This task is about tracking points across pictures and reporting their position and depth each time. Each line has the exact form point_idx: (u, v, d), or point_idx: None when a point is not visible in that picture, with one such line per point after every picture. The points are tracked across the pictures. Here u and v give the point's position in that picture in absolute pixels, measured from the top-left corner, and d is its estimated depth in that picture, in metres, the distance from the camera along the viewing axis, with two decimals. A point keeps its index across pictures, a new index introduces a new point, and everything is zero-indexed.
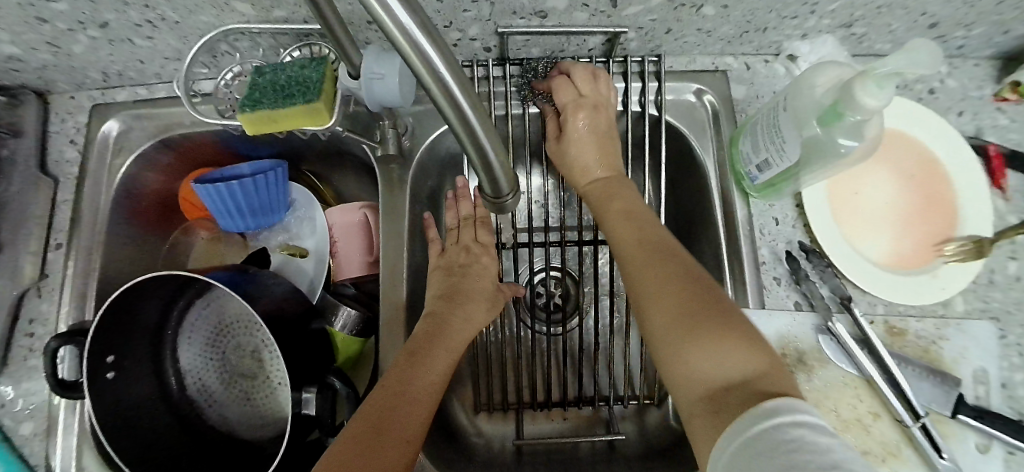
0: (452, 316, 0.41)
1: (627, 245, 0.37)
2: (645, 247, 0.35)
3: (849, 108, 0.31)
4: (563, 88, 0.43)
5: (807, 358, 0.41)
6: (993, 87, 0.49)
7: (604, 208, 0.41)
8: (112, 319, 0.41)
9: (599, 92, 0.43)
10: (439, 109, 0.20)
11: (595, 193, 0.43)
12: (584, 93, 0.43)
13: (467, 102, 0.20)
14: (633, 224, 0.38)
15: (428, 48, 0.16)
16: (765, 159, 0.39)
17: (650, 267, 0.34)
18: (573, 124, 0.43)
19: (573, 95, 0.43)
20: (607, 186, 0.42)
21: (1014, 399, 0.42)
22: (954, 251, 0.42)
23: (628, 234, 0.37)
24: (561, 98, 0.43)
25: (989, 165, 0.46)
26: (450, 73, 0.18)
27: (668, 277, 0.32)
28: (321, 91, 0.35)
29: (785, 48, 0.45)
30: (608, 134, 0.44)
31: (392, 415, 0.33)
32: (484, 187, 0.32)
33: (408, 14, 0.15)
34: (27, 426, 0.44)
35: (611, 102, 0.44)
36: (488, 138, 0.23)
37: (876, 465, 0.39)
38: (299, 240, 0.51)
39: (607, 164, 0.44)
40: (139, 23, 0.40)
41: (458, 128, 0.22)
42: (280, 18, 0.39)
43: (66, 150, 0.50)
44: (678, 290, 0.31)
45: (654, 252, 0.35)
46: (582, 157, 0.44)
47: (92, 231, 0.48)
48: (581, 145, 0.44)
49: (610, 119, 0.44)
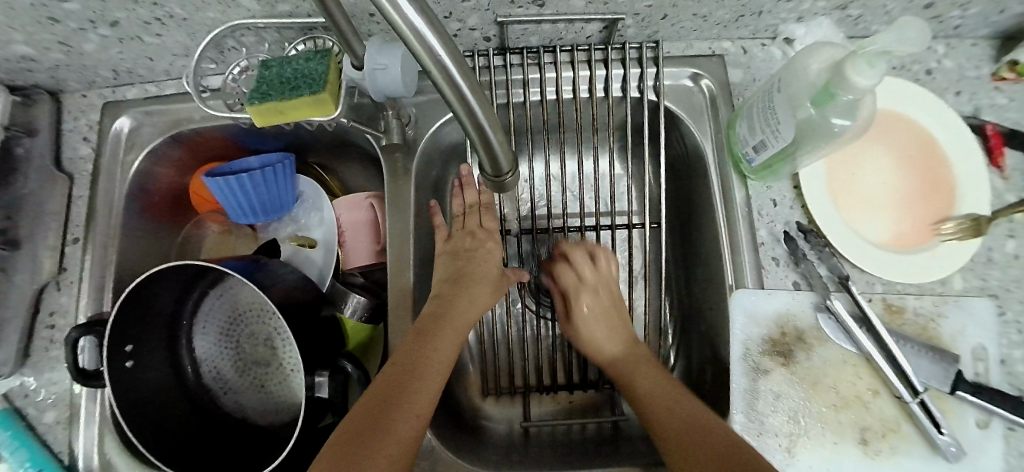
0: (459, 297, 0.42)
1: (667, 424, 0.35)
2: (678, 423, 0.34)
3: (842, 88, 0.31)
4: (564, 270, 0.48)
5: (806, 336, 0.42)
6: (991, 66, 0.49)
7: (630, 382, 0.41)
8: (130, 308, 0.42)
9: (601, 275, 0.47)
10: (443, 95, 0.21)
11: (617, 372, 0.42)
12: (586, 277, 0.47)
13: (468, 89, 0.21)
14: (662, 392, 0.38)
15: (434, 42, 0.18)
16: (761, 141, 0.39)
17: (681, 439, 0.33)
18: (579, 308, 0.46)
19: (575, 277, 0.47)
20: (631, 364, 0.42)
21: (1013, 376, 0.43)
22: (952, 229, 0.42)
23: (660, 416, 0.36)
24: (563, 281, 0.48)
25: (987, 143, 0.46)
26: (451, 59, 0.19)
27: (702, 447, 0.31)
28: (326, 83, 0.36)
29: (781, 31, 0.46)
30: (618, 317, 0.46)
31: (401, 391, 0.34)
32: (484, 167, 0.33)
33: (419, 16, 0.17)
34: (49, 415, 0.46)
35: (616, 287, 0.47)
36: (488, 121, 0.25)
37: (875, 441, 0.40)
38: (307, 231, 0.53)
39: (620, 337, 0.44)
40: (147, 21, 0.41)
41: (461, 111, 0.23)
42: (284, 12, 0.40)
43: (80, 147, 0.51)
44: (712, 455, 0.30)
45: (689, 427, 0.34)
46: (593, 328, 0.45)
47: (106, 226, 0.49)
48: (594, 327, 0.45)
49: (613, 295, 0.47)
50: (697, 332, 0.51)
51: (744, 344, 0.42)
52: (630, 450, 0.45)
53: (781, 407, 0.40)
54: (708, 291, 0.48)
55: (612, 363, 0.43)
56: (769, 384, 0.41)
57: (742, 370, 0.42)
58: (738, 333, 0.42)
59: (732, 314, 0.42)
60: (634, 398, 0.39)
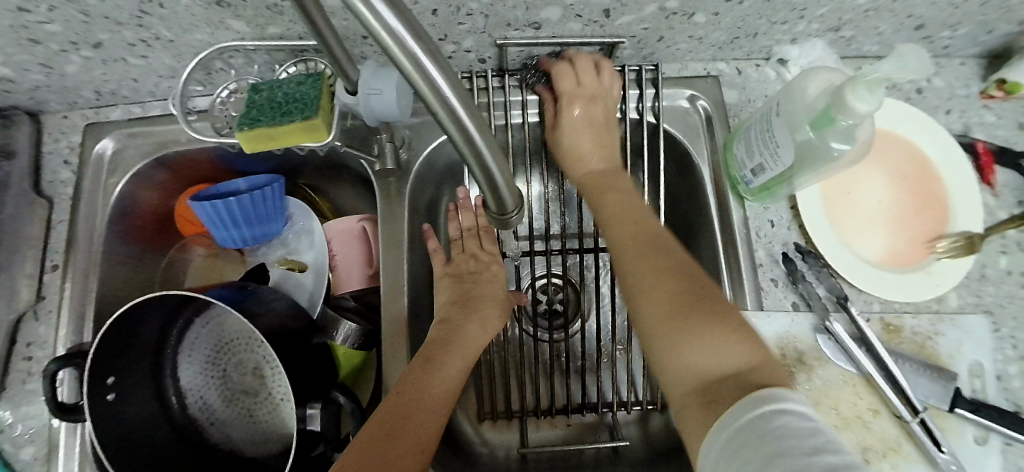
0: (468, 323, 0.41)
1: (622, 249, 0.35)
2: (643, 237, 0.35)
3: (841, 113, 0.31)
4: (563, 75, 0.43)
5: (807, 358, 0.41)
6: (979, 85, 0.50)
7: (597, 200, 0.41)
8: (112, 340, 0.40)
9: (599, 86, 0.43)
10: (443, 126, 0.20)
11: (588, 183, 0.43)
12: (584, 85, 0.43)
13: (472, 122, 0.20)
14: (629, 214, 0.38)
15: (434, 73, 0.17)
16: (759, 164, 0.39)
17: (641, 259, 0.33)
18: (567, 113, 0.44)
19: (574, 83, 0.43)
20: (606, 177, 0.42)
21: (1010, 392, 0.43)
22: (946, 247, 0.43)
23: (616, 223, 0.38)
24: (562, 85, 0.43)
25: (978, 161, 0.47)
26: (452, 91, 0.18)
27: (665, 271, 0.32)
28: (319, 108, 0.35)
29: (775, 52, 0.46)
30: (603, 124, 0.44)
31: (406, 423, 0.33)
32: (490, 204, 0.33)
33: (417, 44, 0.16)
34: (27, 452, 0.44)
35: (614, 96, 0.44)
36: (493, 157, 0.24)
37: (877, 461, 0.39)
38: (298, 254, 0.51)
39: (604, 155, 0.44)
40: (133, 43, 0.40)
41: (462, 145, 0.22)
42: (276, 34, 0.39)
43: (61, 170, 0.50)
44: (671, 280, 0.31)
45: (651, 252, 0.34)
46: (577, 150, 0.44)
47: (88, 253, 0.47)
48: (578, 134, 0.44)
49: (607, 109, 0.44)
50: None
51: None
52: None
53: None
54: None
55: (586, 177, 0.43)
56: None
57: None
58: None
59: None
60: (602, 210, 0.40)
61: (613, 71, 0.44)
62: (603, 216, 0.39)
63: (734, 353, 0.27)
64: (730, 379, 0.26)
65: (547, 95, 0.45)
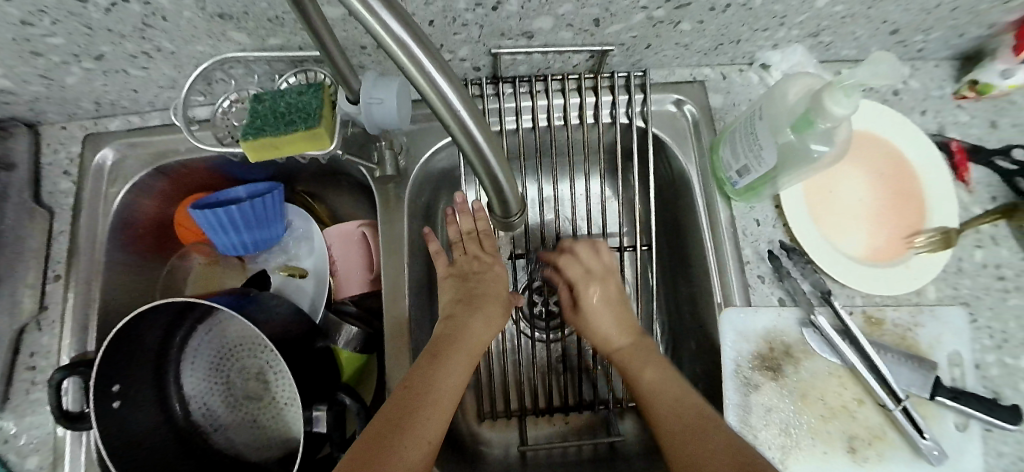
0: (473, 319, 0.42)
1: (664, 407, 0.38)
2: (687, 421, 0.36)
3: (820, 116, 0.33)
4: (569, 261, 0.48)
5: (793, 351, 0.43)
6: (953, 86, 0.52)
7: (631, 368, 0.42)
8: (117, 348, 0.41)
9: (604, 266, 0.48)
10: (450, 133, 0.22)
11: (621, 359, 0.43)
12: (592, 267, 0.47)
13: (482, 137, 0.23)
14: (666, 397, 0.39)
15: (450, 95, 0.19)
16: (744, 165, 0.41)
17: (683, 438, 0.35)
18: (586, 298, 0.46)
19: (583, 271, 0.47)
20: (635, 350, 0.43)
21: (987, 379, 0.45)
22: (924, 242, 0.45)
23: (654, 398, 0.39)
24: (571, 273, 0.47)
25: (952, 159, 0.50)
26: (467, 112, 0.21)
27: (714, 454, 0.33)
28: (321, 117, 0.36)
29: (758, 58, 0.48)
30: (623, 301, 0.47)
31: (413, 416, 0.34)
32: (496, 209, 0.34)
33: (438, 72, 0.18)
34: (33, 460, 0.44)
35: (611, 265, 0.48)
36: (500, 167, 0.26)
37: (862, 448, 0.41)
38: (298, 260, 0.52)
39: (628, 329, 0.45)
40: (134, 54, 0.41)
41: (468, 150, 0.23)
42: (276, 45, 0.40)
43: (60, 181, 0.50)
44: (722, 457, 0.32)
45: (695, 428, 0.35)
46: (598, 321, 0.46)
47: (90, 262, 0.48)
48: (599, 314, 0.46)
49: (619, 287, 0.47)
50: (686, 348, 0.52)
51: (736, 360, 0.43)
52: None
53: (774, 420, 0.42)
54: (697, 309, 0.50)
55: (619, 353, 0.44)
56: (760, 399, 0.42)
57: (735, 386, 0.43)
58: (730, 350, 0.43)
59: (723, 332, 0.44)
60: (639, 387, 0.41)
61: (608, 248, 0.49)
62: (647, 397, 0.40)
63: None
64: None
65: (559, 281, 0.50)
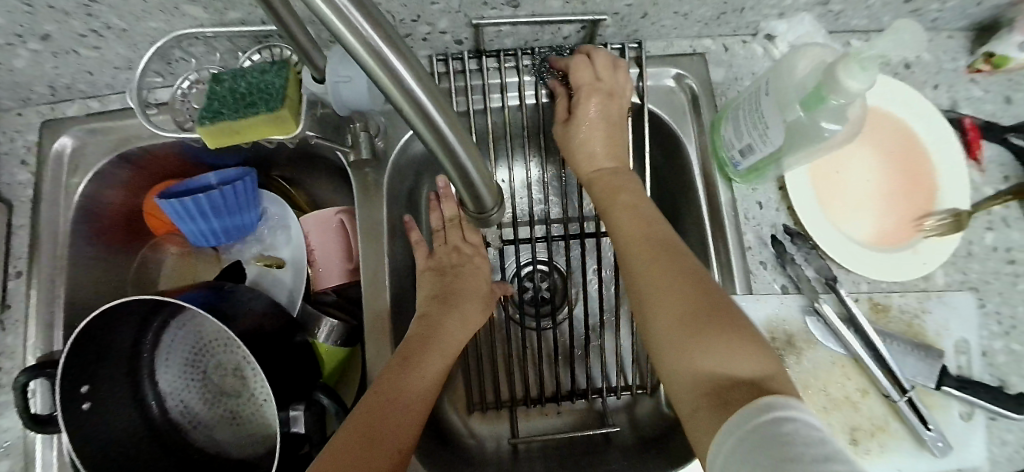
0: (448, 319, 0.41)
1: (631, 242, 0.34)
2: (655, 250, 0.32)
3: (833, 91, 0.30)
4: (580, 69, 0.41)
5: (795, 340, 0.41)
6: (967, 59, 0.49)
7: (609, 204, 0.38)
8: (83, 347, 0.39)
9: (612, 78, 0.41)
10: (409, 122, 0.18)
11: (603, 183, 0.39)
12: (601, 77, 0.41)
13: (456, 138, 0.20)
14: (640, 228, 0.34)
15: (421, 96, 0.17)
16: (748, 144, 0.38)
17: (651, 269, 0.31)
18: (583, 110, 0.41)
19: (591, 75, 0.41)
20: (613, 176, 0.40)
21: (995, 367, 0.44)
22: (933, 226, 0.43)
23: (626, 236, 0.35)
24: (579, 75, 0.41)
25: (966, 137, 0.47)
26: (437, 110, 0.18)
27: (679, 281, 0.29)
28: (284, 99, 0.33)
29: (762, 28, 0.44)
30: (618, 125, 0.42)
31: (384, 424, 0.32)
32: (466, 202, 0.30)
33: (408, 74, 0.16)
34: (3, 464, 0.42)
35: (628, 91, 0.42)
36: (476, 168, 0.23)
37: (864, 439, 0.40)
38: (274, 250, 0.49)
39: (614, 153, 0.41)
40: (83, 33, 0.37)
41: (432, 142, 0.20)
42: (236, 19, 0.37)
43: (18, 172, 0.47)
44: (677, 289, 0.29)
45: (660, 256, 0.31)
46: (589, 137, 0.41)
47: (53, 257, 0.45)
48: (591, 131, 0.41)
49: (622, 107, 0.42)
50: None
51: None
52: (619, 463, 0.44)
53: None
54: None
55: (595, 176, 0.41)
56: None
57: None
58: None
59: None
60: (613, 229, 0.36)
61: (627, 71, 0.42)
62: (617, 226, 0.36)
63: (747, 362, 0.24)
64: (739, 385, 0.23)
65: (560, 89, 0.43)
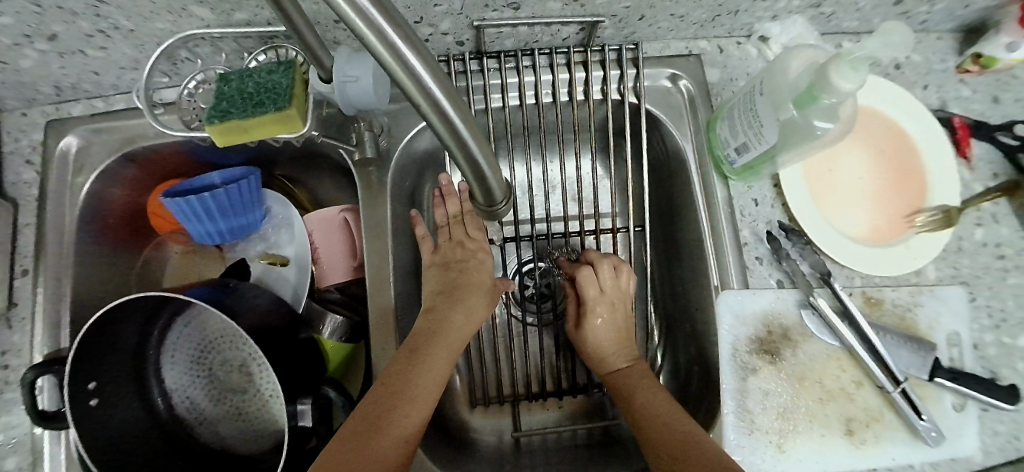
0: (453, 312, 0.41)
1: (657, 440, 0.36)
2: (676, 442, 0.35)
3: (825, 91, 0.31)
4: (586, 272, 0.47)
5: (791, 333, 0.42)
6: (955, 60, 0.50)
7: (627, 395, 0.41)
8: (91, 343, 0.39)
9: (620, 289, 0.47)
10: (422, 113, 0.19)
11: (616, 383, 0.43)
12: (606, 287, 0.46)
13: (468, 133, 0.21)
14: (659, 411, 0.38)
15: (435, 91, 0.18)
16: (744, 142, 0.39)
17: (675, 462, 0.33)
18: (590, 319, 0.46)
19: (597, 289, 0.46)
20: (631, 379, 0.42)
21: (986, 359, 0.45)
22: (924, 222, 0.44)
23: (654, 429, 0.37)
24: (586, 291, 0.46)
25: (954, 135, 0.48)
26: (450, 105, 0.19)
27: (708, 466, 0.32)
28: (291, 97, 0.34)
29: (756, 29, 0.45)
30: (626, 326, 0.47)
31: (390, 414, 0.33)
32: (473, 192, 0.31)
33: (424, 68, 0.17)
34: (10, 462, 0.42)
35: (628, 293, 0.47)
36: (486, 161, 0.25)
37: (860, 430, 0.41)
38: (278, 248, 0.50)
39: (626, 353, 0.45)
40: (91, 33, 0.38)
41: (444, 133, 0.21)
42: (242, 20, 0.37)
43: (23, 171, 0.47)
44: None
45: (685, 451, 0.34)
46: (602, 347, 0.45)
47: (59, 255, 0.46)
48: (599, 341, 0.46)
49: (628, 311, 0.47)
50: (681, 328, 0.51)
51: (733, 345, 0.42)
52: (622, 455, 0.45)
53: (770, 404, 0.41)
54: (692, 290, 0.48)
55: (612, 375, 0.44)
56: (758, 382, 0.41)
57: (732, 369, 0.41)
58: (726, 334, 0.42)
59: (719, 316, 0.42)
60: (630, 412, 0.40)
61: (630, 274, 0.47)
62: (638, 422, 0.38)
63: None
64: None
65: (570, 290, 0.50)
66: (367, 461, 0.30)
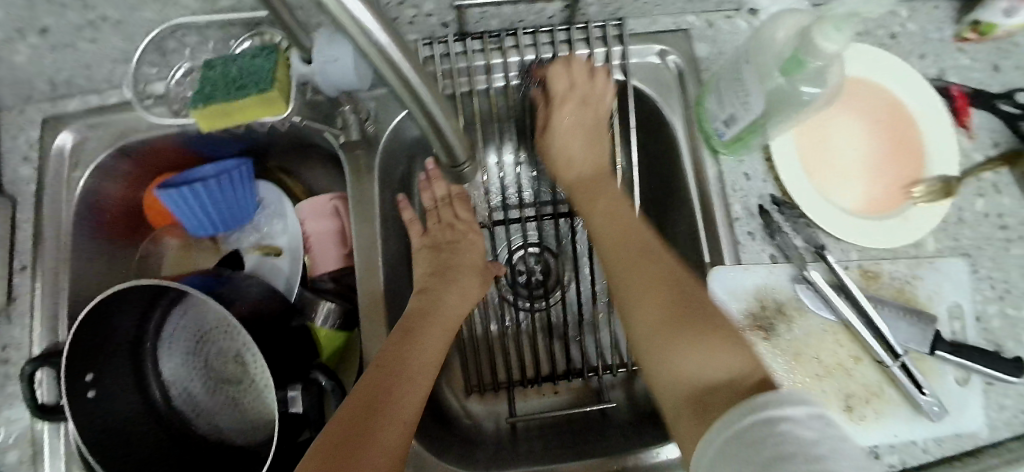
0: (446, 293, 0.42)
1: (607, 242, 0.39)
2: (618, 234, 0.39)
3: (810, 54, 0.31)
4: (558, 73, 0.43)
5: (786, 308, 0.42)
6: (953, 28, 0.49)
7: (590, 204, 0.42)
8: (85, 335, 0.39)
9: (592, 84, 0.43)
10: (398, 96, 0.20)
11: (579, 187, 0.44)
12: (576, 84, 0.43)
13: (439, 111, 0.23)
14: (615, 224, 0.39)
15: (415, 81, 0.19)
16: (732, 114, 0.38)
17: (625, 264, 0.37)
18: (557, 114, 0.45)
19: (566, 83, 0.43)
20: (592, 180, 0.44)
21: (990, 332, 0.44)
22: (922, 193, 0.43)
23: (605, 230, 0.40)
24: (556, 86, 0.44)
25: (952, 104, 0.47)
26: (427, 91, 0.20)
27: (653, 279, 0.35)
28: (274, 81, 0.34)
29: (745, 2, 0.45)
30: (594, 127, 0.45)
31: (388, 395, 0.33)
32: (439, 155, 0.30)
33: (404, 59, 0.18)
34: (12, 455, 0.43)
35: (606, 103, 0.44)
36: (453, 132, 0.26)
37: (860, 407, 0.40)
38: (271, 238, 0.51)
39: (591, 156, 0.45)
40: (80, 26, 0.38)
41: (418, 111, 0.22)
42: (227, 8, 0.38)
43: (20, 167, 0.48)
44: (657, 284, 0.34)
45: (641, 258, 0.36)
46: (566, 144, 0.45)
47: (57, 248, 0.46)
48: (565, 135, 0.45)
49: (598, 110, 0.45)
50: None
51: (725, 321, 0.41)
52: (617, 435, 0.45)
53: None
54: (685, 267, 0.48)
55: (572, 178, 0.45)
56: None
57: None
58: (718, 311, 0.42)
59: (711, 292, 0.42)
60: (590, 217, 0.42)
61: (606, 75, 0.44)
62: (599, 228, 0.40)
63: (722, 360, 0.28)
64: (709, 384, 0.27)
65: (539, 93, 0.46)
66: (370, 443, 0.30)
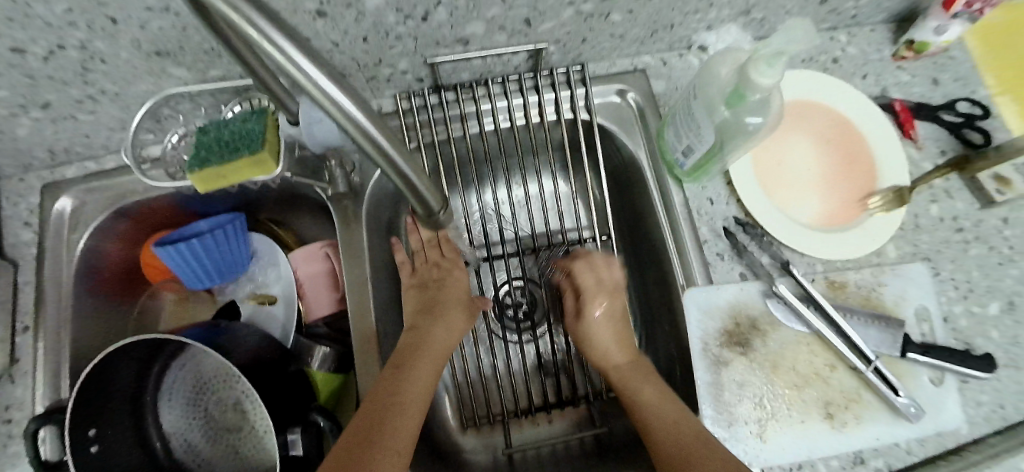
0: (434, 326, 0.44)
1: (659, 430, 0.38)
2: (676, 432, 0.37)
3: (749, 89, 0.34)
4: (585, 269, 0.49)
5: (759, 323, 0.44)
6: (891, 49, 0.54)
7: (631, 390, 0.43)
8: (88, 393, 0.41)
9: (612, 280, 0.49)
10: (376, 165, 0.22)
11: (618, 379, 0.44)
12: (602, 279, 0.49)
13: (415, 176, 0.25)
14: (660, 407, 0.40)
15: (389, 150, 0.21)
16: (688, 145, 0.41)
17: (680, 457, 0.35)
18: (589, 310, 0.48)
19: (594, 279, 0.48)
20: (633, 370, 0.44)
21: (958, 331, 0.46)
22: (879, 203, 0.46)
23: (653, 422, 0.39)
24: (584, 281, 0.49)
25: (898, 118, 0.51)
26: (401, 159, 0.22)
27: (705, 452, 0.34)
28: (265, 142, 0.37)
29: (695, 41, 0.49)
30: (623, 314, 0.48)
31: (382, 427, 0.35)
32: (415, 209, 0.31)
33: (377, 132, 0.20)
34: None
35: (618, 281, 0.49)
36: (429, 193, 0.28)
37: (840, 413, 0.42)
38: (266, 287, 0.52)
39: (626, 347, 0.46)
40: (80, 99, 0.41)
41: (395, 177, 0.24)
42: (217, 77, 0.41)
43: (22, 232, 0.50)
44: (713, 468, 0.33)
45: (688, 441, 0.36)
46: (600, 341, 0.47)
47: (58, 308, 0.48)
48: (600, 331, 0.47)
49: (622, 302, 0.48)
50: (660, 327, 0.53)
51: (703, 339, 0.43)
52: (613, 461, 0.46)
53: (746, 394, 0.42)
54: (662, 290, 0.50)
55: (615, 372, 0.45)
56: (732, 373, 0.43)
57: (704, 364, 0.43)
58: (695, 329, 0.44)
59: (687, 312, 0.44)
60: (635, 403, 0.41)
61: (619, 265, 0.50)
62: (644, 416, 0.40)
63: None
64: None
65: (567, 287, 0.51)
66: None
